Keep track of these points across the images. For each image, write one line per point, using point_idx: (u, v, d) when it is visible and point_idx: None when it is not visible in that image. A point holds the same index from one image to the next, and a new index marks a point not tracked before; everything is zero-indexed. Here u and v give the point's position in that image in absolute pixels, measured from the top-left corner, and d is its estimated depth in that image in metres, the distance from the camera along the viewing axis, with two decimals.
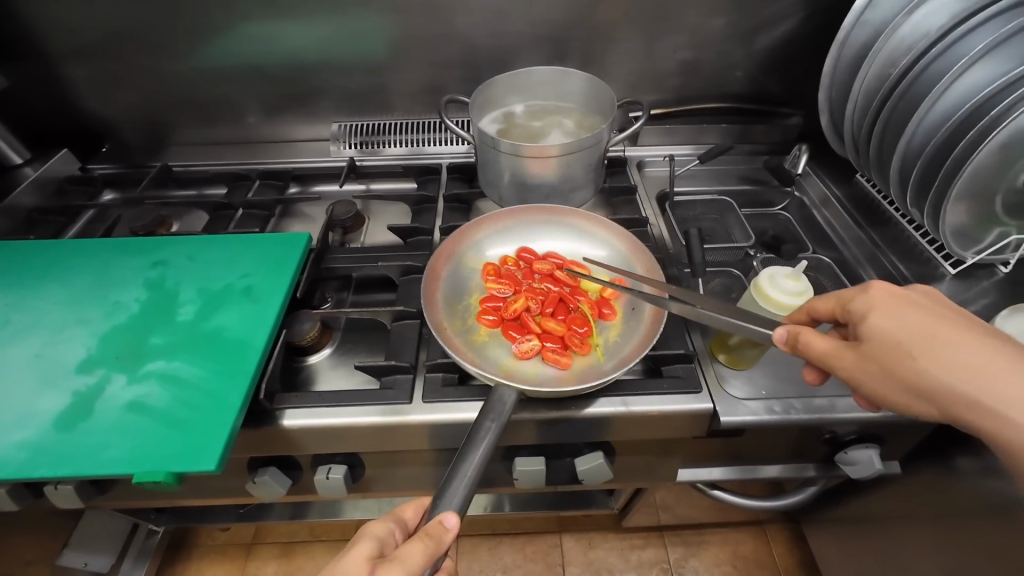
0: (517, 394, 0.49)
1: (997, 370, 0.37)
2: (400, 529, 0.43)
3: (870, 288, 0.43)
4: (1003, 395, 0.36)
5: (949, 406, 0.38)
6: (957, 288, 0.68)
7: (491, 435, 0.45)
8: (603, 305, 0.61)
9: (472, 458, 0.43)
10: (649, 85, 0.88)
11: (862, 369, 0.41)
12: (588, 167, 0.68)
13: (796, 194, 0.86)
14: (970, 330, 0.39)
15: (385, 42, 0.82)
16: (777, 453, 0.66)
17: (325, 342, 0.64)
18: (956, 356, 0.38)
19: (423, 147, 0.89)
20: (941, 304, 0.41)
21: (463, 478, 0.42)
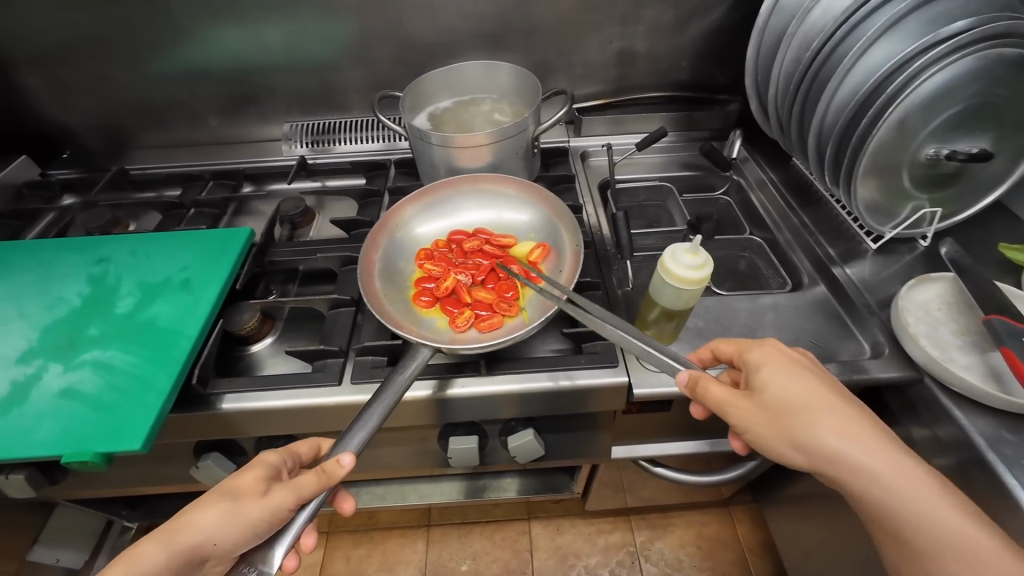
0: (433, 349, 0.52)
1: (871, 431, 0.41)
2: (292, 459, 0.48)
3: (764, 343, 0.46)
4: (868, 457, 0.40)
5: (820, 460, 0.41)
6: (879, 263, 0.70)
7: (405, 384, 0.49)
8: (531, 268, 0.61)
9: (377, 410, 0.46)
10: (588, 76, 0.90)
11: (751, 416, 0.43)
12: (517, 156, 0.70)
13: (735, 177, 0.88)
14: (842, 390, 0.44)
15: (327, 41, 0.85)
16: (708, 426, 0.69)
17: (267, 331, 0.66)
18: (846, 414, 0.41)
19: (398, 142, 0.91)
20: (817, 365, 0.46)
21: (372, 419, 0.46)
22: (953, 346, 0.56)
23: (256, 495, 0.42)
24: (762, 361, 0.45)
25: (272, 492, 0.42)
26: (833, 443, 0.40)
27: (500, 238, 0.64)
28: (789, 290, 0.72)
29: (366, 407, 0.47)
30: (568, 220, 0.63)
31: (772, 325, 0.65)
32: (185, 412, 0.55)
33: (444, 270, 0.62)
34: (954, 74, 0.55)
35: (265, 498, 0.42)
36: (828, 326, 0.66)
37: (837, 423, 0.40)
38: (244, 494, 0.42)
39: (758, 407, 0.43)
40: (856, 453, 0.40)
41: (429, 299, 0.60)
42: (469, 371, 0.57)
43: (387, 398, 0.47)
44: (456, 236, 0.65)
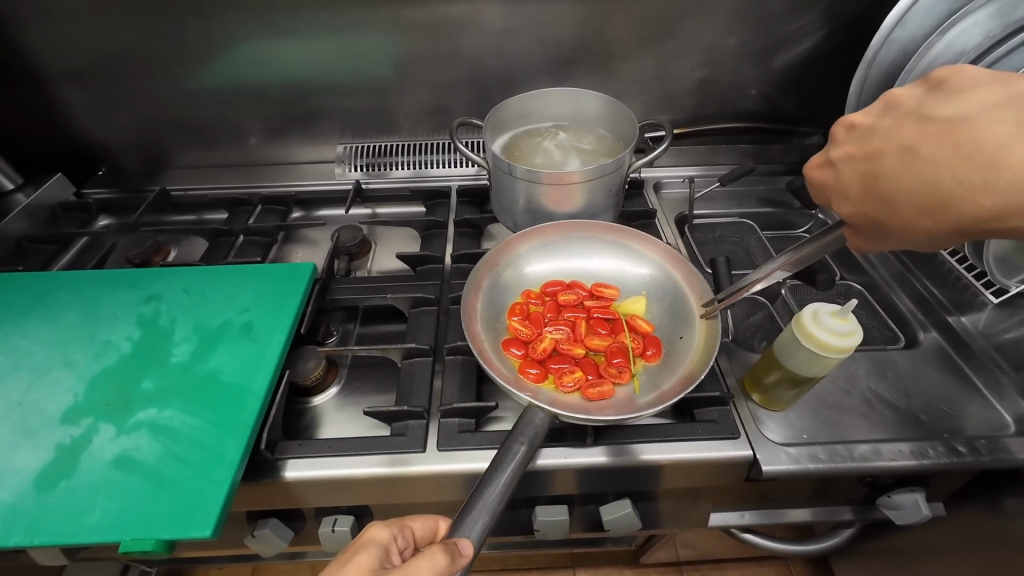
0: (549, 416, 0.46)
1: (953, 155, 0.32)
2: (403, 535, 0.41)
3: (807, 182, 0.42)
4: (986, 184, 0.31)
5: (982, 221, 0.32)
6: (999, 317, 0.64)
7: (525, 445, 0.44)
8: (649, 344, 0.55)
9: (503, 471, 0.42)
10: (663, 105, 0.85)
11: (890, 240, 0.37)
12: (608, 194, 0.64)
13: (819, 216, 0.82)
14: (903, 136, 0.35)
15: (390, 61, 0.79)
16: (812, 496, 0.62)
17: (331, 380, 0.60)
18: (918, 178, 0.33)
19: (428, 169, 0.86)
20: (863, 132, 0.38)
21: (498, 484, 0.41)
22: None
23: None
24: (826, 198, 0.41)
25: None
26: (939, 203, 0.33)
27: (600, 292, 0.59)
28: (902, 345, 0.65)
29: (496, 463, 0.42)
30: (688, 276, 0.58)
31: (893, 387, 0.59)
32: (250, 482, 0.48)
33: (538, 323, 0.57)
34: None
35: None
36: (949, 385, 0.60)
37: (917, 198, 0.34)
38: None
39: (877, 234, 0.38)
40: (979, 190, 0.31)
41: (522, 353, 0.54)
42: (574, 441, 0.51)
43: (510, 461, 0.42)
44: (551, 288, 0.60)
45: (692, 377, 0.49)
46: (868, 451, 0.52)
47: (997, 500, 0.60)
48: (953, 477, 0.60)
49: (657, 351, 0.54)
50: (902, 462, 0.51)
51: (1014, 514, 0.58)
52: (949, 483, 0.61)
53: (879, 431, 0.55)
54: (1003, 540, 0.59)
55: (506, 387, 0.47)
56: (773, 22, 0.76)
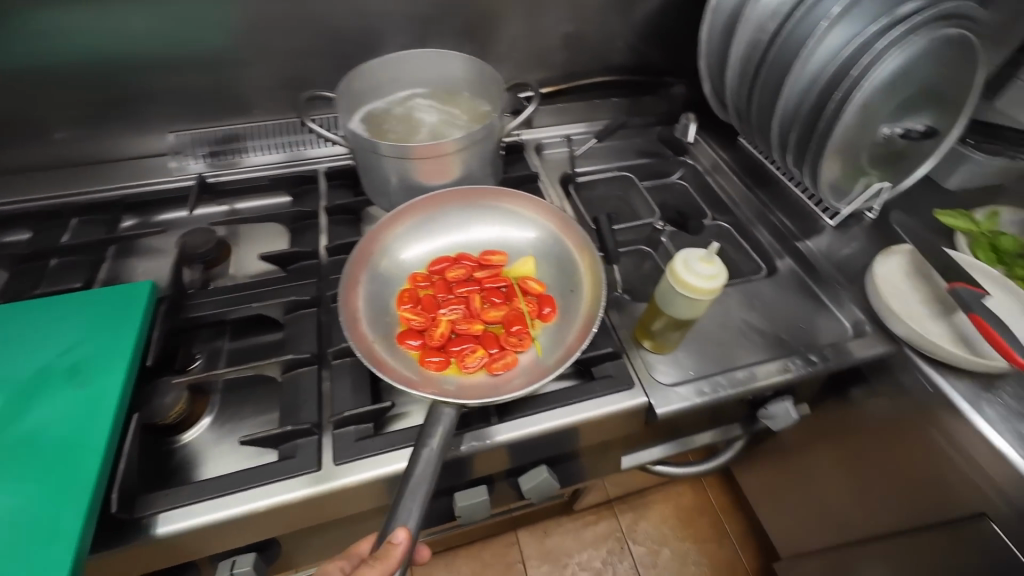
0: (457, 407, 0.43)
1: None
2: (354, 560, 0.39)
3: None
4: None
5: None
6: (837, 238, 0.73)
7: (436, 443, 0.41)
8: (545, 304, 0.54)
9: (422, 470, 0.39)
10: (536, 63, 0.82)
11: None
12: (485, 160, 0.61)
13: (689, 162, 0.86)
14: None
15: (218, 29, 0.67)
16: (706, 422, 0.68)
17: (201, 411, 0.52)
18: None
19: (303, 150, 0.77)
20: None
21: (419, 489, 0.38)
22: (925, 318, 0.59)
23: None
24: None
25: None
26: None
27: (488, 260, 0.57)
28: (766, 274, 0.71)
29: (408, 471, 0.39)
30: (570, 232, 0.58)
31: (761, 313, 0.65)
32: (109, 551, 0.41)
33: (430, 307, 0.53)
34: (912, 52, 0.56)
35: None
36: (804, 304, 0.67)
37: None
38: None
39: None
40: None
41: (420, 344, 0.51)
42: (479, 423, 0.50)
43: (422, 463, 0.40)
44: (437, 266, 0.57)
45: (590, 328, 0.49)
46: (745, 376, 0.57)
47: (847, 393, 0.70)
48: (814, 382, 0.69)
49: (552, 310, 0.53)
50: (773, 380, 0.58)
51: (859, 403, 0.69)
52: (812, 388, 0.70)
53: (751, 354, 0.61)
54: (853, 425, 0.70)
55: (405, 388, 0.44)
56: None
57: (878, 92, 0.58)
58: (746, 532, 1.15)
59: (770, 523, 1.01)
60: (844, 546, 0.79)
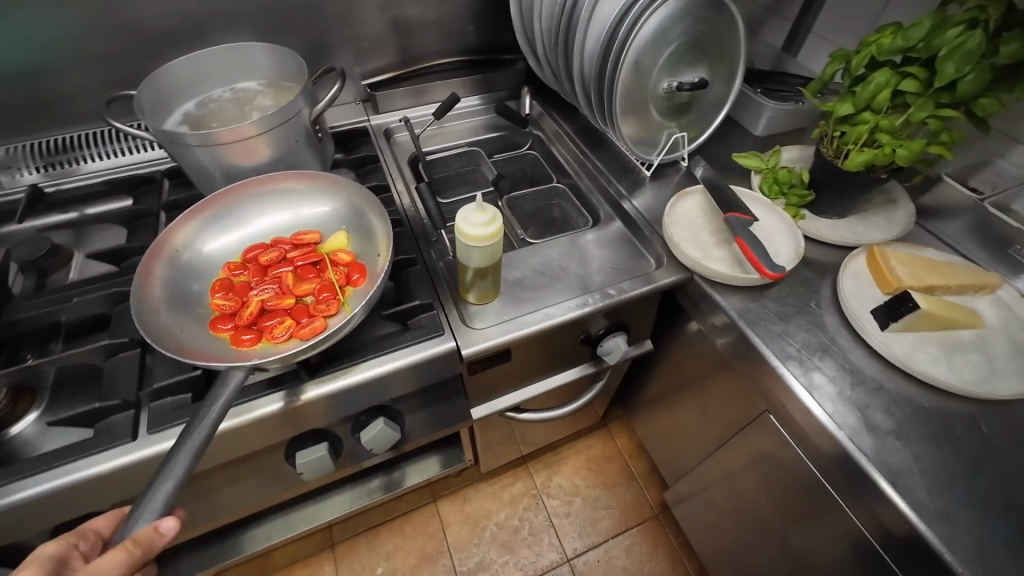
0: (248, 371, 0.46)
1: None
2: (88, 538, 0.42)
3: None
4: None
5: None
6: (654, 186, 0.81)
7: (205, 430, 0.42)
8: (354, 272, 0.58)
9: (182, 454, 0.41)
10: (372, 50, 0.87)
11: None
12: (298, 141, 0.65)
13: (535, 131, 0.94)
14: None
15: (25, 39, 0.68)
16: (549, 363, 0.75)
17: (26, 407, 0.54)
18: None
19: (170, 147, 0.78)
20: None
21: (182, 457, 0.40)
22: (710, 246, 0.68)
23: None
24: None
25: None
26: None
27: (299, 240, 0.61)
28: (592, 226, 0.80)
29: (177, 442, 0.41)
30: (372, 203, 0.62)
31: (581, 259, 0.72)
32: None
33: (243, 291, 0.57)
34: (666, 11, 0.63)
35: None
36: (621, 248, 0.75)
37: None
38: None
39: None
40: None
41: (232, 326, 0.54)
42: (291, 381, 0.53)
43: (187, 448, 0.41)
44: (251, 253, 0.61)
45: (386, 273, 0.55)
46: (555, 311, 0.64)
47: (682, 325, 0.80)
48: (641, 317, 0.77)
49: (360, 276, 0.58)
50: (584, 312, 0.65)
51: (690, 331, 0.78)
52: (642, 323, 0.78)
53: (566, 295, 0.67)
54: (693, 352, 0.80)
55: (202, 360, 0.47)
56: None
57: (645, 48, 0.65)
58: (651, 472, 1.25)
59: (662, 459, 1.11)
60: (706, 461, 0.89)
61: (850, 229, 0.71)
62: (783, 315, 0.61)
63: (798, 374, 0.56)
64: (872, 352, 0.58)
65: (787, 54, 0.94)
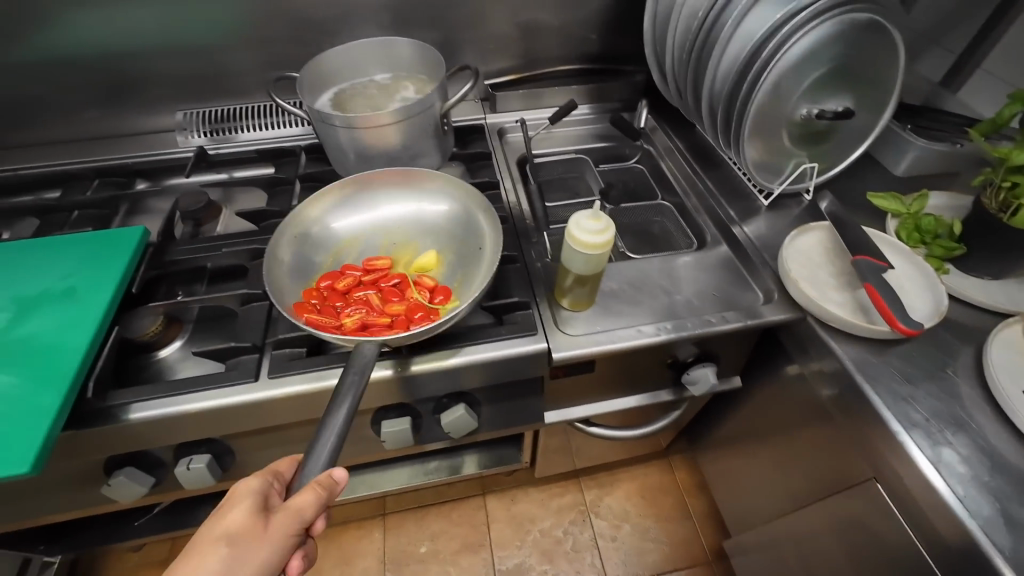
0: (379, 342, 0.51)
1: None
2: (278, 480, 0.48)
3: None
4: None
5: None
6: (770, 217, 0.76)
7: (356, 389, 0.48)
8: (437, 293, 0.59)
9: (341, 404, 0.47)
10: (498, 52, 0.90)
11: None
12: (426, 134, 0.69)
13: (644, 146, 0.92)
14: None
15: (215, 22, 0.79)
16: (631, 382, 0.74)
17: (174, 335, 0.62)
18: None
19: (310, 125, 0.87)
20: None
21: (339, 414, 0.46)
22: (830, 288, 0.62)
23: (257, 534, 0.43)
24: None
25: (274, 523, 0.43)
26: None
27: (373, 265, 0.62)
28: (696, 249, 0.77)
29: (330, 410, 0.46)
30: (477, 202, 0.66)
31: (681, 281, 0.70)
32: (78, 431, 0.51)
33: (331, 315, 0.55)
34: (818, 36, 0.60)
35: (268, 531, 0.43)
36: (725, 276, 0.71)
37: None
38: (243, 536, 0.42)
39: None
40: None
41: (341, 341, 0.52)
42: (394, 352, 0.58)
43: (344, 402, 0.47)
44: (325, 283, 0.60)
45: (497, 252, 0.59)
46: (652, 330, 0.63)
47: (778, 366, 0.74)
48: (735, 351, 0.73)
49: (445, 291, 0.59)
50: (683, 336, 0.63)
51: (788, 375, 0.72)
52: (735, 357, 0.74)
53: (662, 316, 0.66)
54: (785, 396, 0.75)
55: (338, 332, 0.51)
56: None
57: (788, 73, 0.62)
58: (708, 513, 1.18)
59: (725, 503, 1.04)
60: (782, 517, 0.82)
61: (1004, 294, 0.62)
62: (911, 377, 0.55)
63: (923, 446, 0.50)
64: (1019, 438, 0.50)
65: (945, 89, 0.85)
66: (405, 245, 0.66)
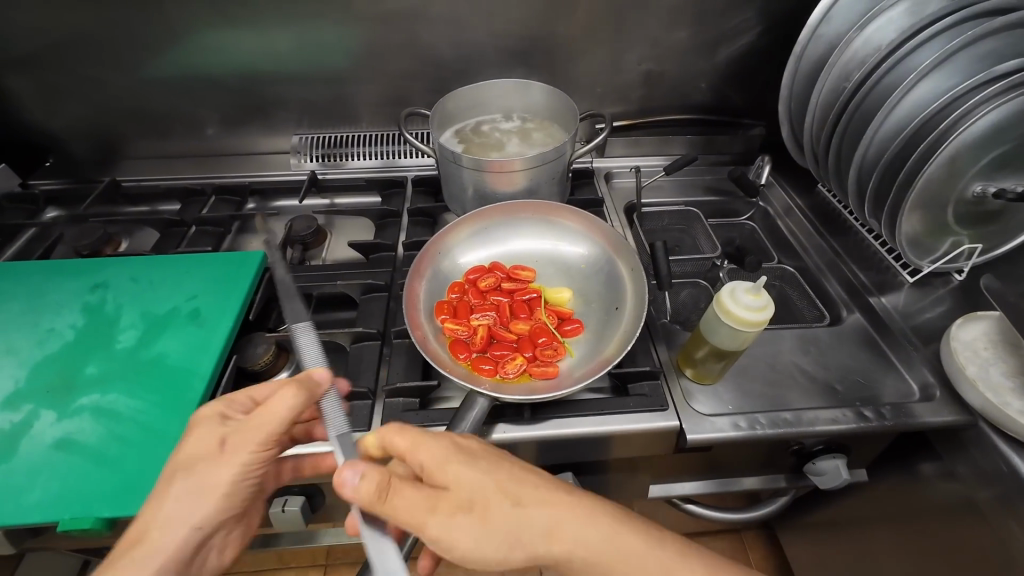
0: (491, 399, 0.48)
1: None
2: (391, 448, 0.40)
3: None
4: None
5: None
6: (916, 297, 0.68)
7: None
8: (568, 321, 0.57)
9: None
10: (614, 97, 0.88)
11: None
12: (553, 180, 0.67)
13: (761, 204, 0.86)
14: None
15: (345, 53, 0.80)
16: (747, 464, 0.66)
17: (283, 365, 0.59)
18: None
19: (395, 160, 0.87)
20: None
21: None
22: (1007, 391, 0.54)
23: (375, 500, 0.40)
24: None
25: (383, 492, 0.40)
26: None
27: (517, 274, 0.61)
28: (827, 323, 0.70)
29: None
30: (624, 256, 0.61)
31: (816, 360, 0.63)
32: None
33: (465, 314, 0.57)
34: (1010, 110, 0.53)
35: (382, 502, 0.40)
36: (867, 359, 0.64)
37: None
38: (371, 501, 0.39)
39: None
40: None
41: (467, 355, 0.54)
42: (512, 415, 0.53)
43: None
44: (472, 275, 0.62)
45: (633, 326, 0.53)
46: (790, 419, 0.56)
47: (913, 466, 0.64)
48: (872, 444, 0.65)
49: (577, 324, 0.57)
50: (823, 428, 0.56)
51: (925, 477, 0.63)
52: (869, 451, 0.66)
53: (799, 399, 0.59)
54: (920, 505, 0.64)
55: (456, 378, 0.49)
56: (717, 16, 0.79)
57: (967, 147, 0.56)
58: None
59: None
60: None
61: None
62: None
63: None
64: None
65: None
66: (536, 263, 0.65)
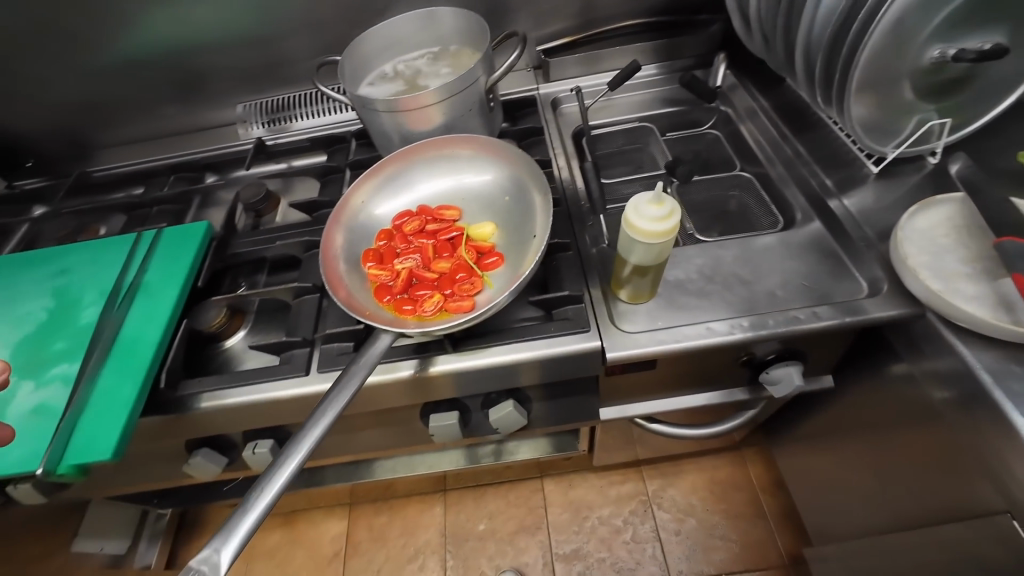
0: (393, 336, 0.49)
1: None
2: None
3: None
4: None
5: None
6: (881, 189, 0.63)
7: (356, 383, 0.45)
8: (487, 254, 0.58)
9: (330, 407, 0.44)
10: (552, 14, 0.82)
11: None
12: (472, 111, 0.65)
13: (723, 108, 0.80)
14: None
15: (267, 10, 0.78)
16: (699, 380, 0.66)
17: (238, 325, 0.65)
18: None
19: None
20: None
21: (342, 394, 0.44)
22: (958, 276, 0.50)
23: None
24: None
25: None
26: None
27: (441, 214, 0.61)
28: (780, 228, 0.66)
29: (342, 374, 0.46)
30: (540, 181, 0.59)
31: (761, 268, 0.60)
32: (156, 417, 0.55)
33: (390, 259, 0.58)
34: None
35: None
36: (819, 262, 0.60)
37: None
38: None
39: None
40: None
41: (391, 297, 0.55)
42: (436, 349, 0.55)
43: (341, 398, 0.44)
44: (399, 221, 0.62)
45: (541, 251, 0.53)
46: (721, 329, 0.55)
47: (881, 366, 0.62)
48: (830, 348, 0.62)
49: (496, 257, 0.57)
50: (756, 334, 0.55)
51: (887, 376, 0.61)
52: (829, 355, 0.63)
53: (738, 309, 0.57)
54: (885, 405, 0.62)
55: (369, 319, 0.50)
56: None
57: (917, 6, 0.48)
58: (788, 517, 1.07)
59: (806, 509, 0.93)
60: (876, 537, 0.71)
61: None
62: None
63: None
64: None
65: None
66: (462, 202, 0.64)
